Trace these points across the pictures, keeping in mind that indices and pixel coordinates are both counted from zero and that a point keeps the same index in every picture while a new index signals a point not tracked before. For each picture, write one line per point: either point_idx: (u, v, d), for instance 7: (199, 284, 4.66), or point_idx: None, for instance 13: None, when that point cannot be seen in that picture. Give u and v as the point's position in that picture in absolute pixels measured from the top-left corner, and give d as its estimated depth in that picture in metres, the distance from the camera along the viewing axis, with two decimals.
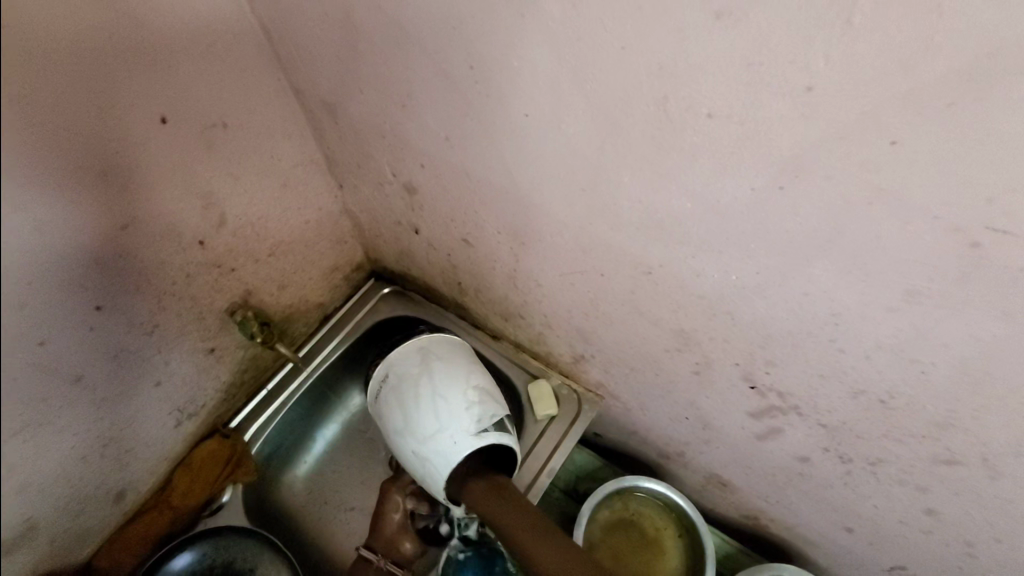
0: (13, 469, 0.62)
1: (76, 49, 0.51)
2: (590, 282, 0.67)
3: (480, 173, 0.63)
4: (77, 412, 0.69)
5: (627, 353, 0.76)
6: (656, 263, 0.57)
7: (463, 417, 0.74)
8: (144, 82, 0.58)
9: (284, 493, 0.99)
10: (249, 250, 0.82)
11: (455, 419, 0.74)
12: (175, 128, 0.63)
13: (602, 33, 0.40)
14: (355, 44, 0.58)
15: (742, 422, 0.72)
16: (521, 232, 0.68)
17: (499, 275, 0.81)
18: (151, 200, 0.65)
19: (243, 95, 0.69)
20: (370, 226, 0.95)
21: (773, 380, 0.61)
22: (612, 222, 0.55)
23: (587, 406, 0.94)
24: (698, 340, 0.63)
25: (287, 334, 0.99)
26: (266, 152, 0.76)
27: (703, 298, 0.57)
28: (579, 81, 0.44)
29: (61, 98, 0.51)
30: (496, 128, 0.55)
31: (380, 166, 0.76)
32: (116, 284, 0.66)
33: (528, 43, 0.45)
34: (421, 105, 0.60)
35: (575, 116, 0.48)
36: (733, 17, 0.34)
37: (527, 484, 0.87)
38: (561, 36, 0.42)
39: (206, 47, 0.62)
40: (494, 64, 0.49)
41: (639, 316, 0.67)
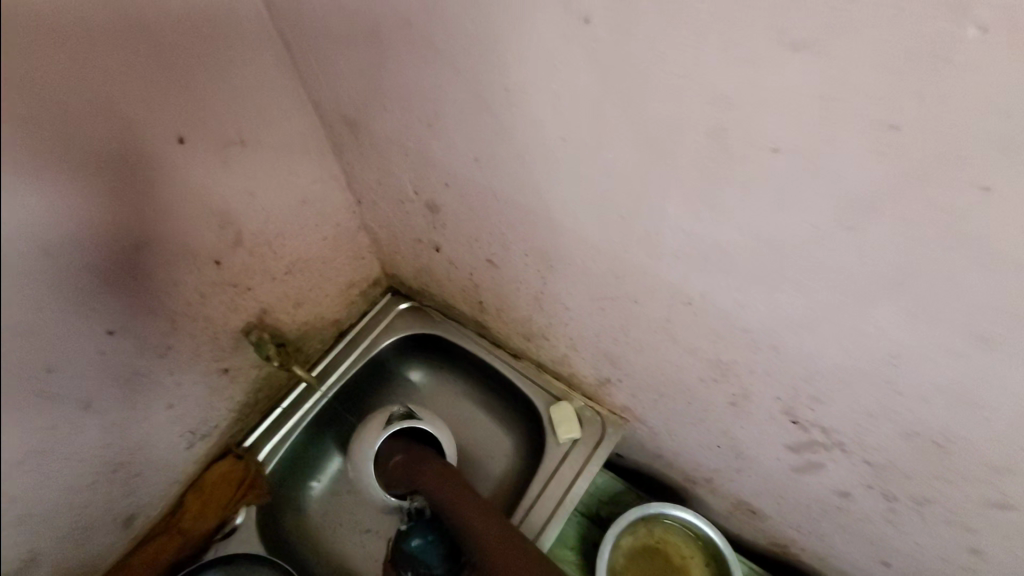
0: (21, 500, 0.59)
1: (89, 65, 0.49)
2: (621, 309, 0.64)
3: (510, 195, 0.60)
4: (86, 438, 0.67)
5: (657, 379, 0.73)
6: (696, 295, 0.54)
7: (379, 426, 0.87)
8: (161, 102, 0.56)
9: (298, 516, 0.96)
10: (265, 269, 0.79)
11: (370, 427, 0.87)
12: (193, 147, 0.61)
13: (657, 60, 0.37)
14: (380, 62, 0.56)
15: (779, 454, 0.69)
16: (550, 256, 0.65)
17: (523, 296, 0.78)
18: (167, 220, 0.62)
19: (261, 112, 0.67)
20: (389, 243, 0.93)
21: (818, 416, 0.58)
22: (651, 251, 0.53)
23: (611, 430, 0.91)
24: (737, 371, 0.60)
25: (303, 352, 0.96)
26: (285, 170, 0.74)
27: (748, 331, 0.54)
28: (625, 109, 0.42)
29: (76, 116, 0.49)
30: (529, 152, 0.52)
31: (402, 184, 0.73)
32: (127, 307, 0.63)
33: (571, 69, 0.42)
34: (449, 127, 0.57)
35: (618, 144, 0.45)
36: (815, 49, 0.31)
37: (556, 503, 0.85)
38: (609, 61, 0.39)
39: (223, 64, 0.60)
40: (531, 89, 0.46)
41: (674, 345, 0.64)
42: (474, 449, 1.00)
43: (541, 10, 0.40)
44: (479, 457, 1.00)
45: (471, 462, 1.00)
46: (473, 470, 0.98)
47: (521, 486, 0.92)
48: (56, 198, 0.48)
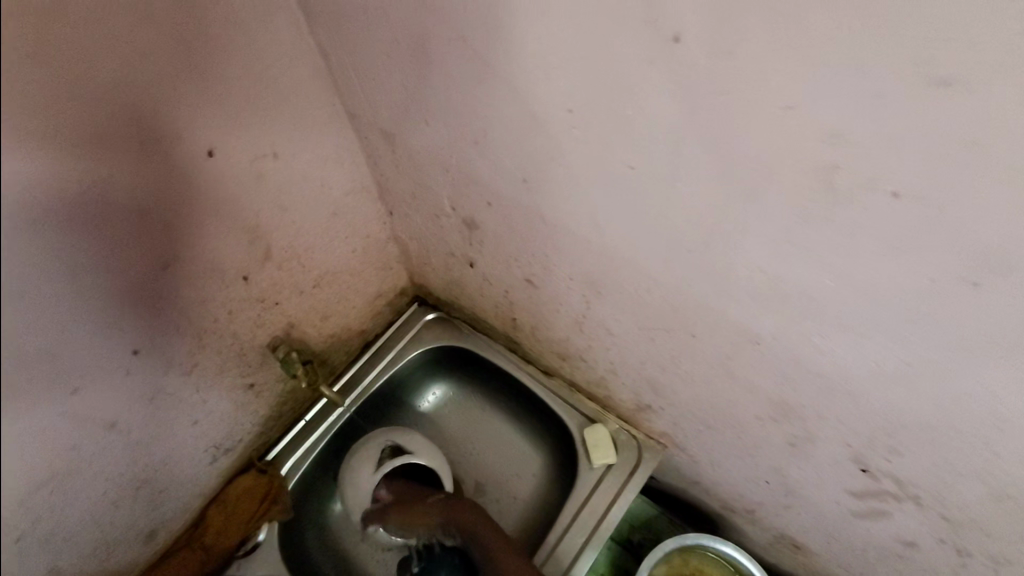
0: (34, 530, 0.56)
1: (119, 78, 0.45)
2: (674, 340, 0.60)
3: (559, 218, 0.56)
4: (110, 459, 0.65)
5: (705, 412, 0.69)
6: (766, 334, 0.49)
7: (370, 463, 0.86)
8: (192, 115, 0.52)
9: (321, 530, 0.93)
10: (293, 282, 0.76)
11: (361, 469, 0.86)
12: (223, 161, 0.58)
13: (760, 89, 0.33)
14: (425, 75, 0.51)
15: (837, 497, 0.65)
16: (598, 281, 0.61)
17: (562, 318, 0.74)
18: (195, 236, 0.59)
19: (294, 122, 0.64)
20: (419, 254, 0.89)
21: (892, 466, 0.53)
22: (719, 288, 0.48)
23: (647, 457, 0.87)
24: (802, 414, 0.56)
25: (328, 364, 0.93)
26: (317, 181, 0.70)
27: (823, 377, 0.49)
28: (712, 139, 0.37)
29: (102, 133, 0.46)
30: (588, 177, 0.48)
31: (439, 198, 0.69)
32: (153, 326, 0.60)
33: (650, 92, 0.37)
34: (498, 145, 0.53)
35: (696, 175, 0.40)
36: (966, 86, 0.26)
37: (589, 531, 0.82)
38: (698, 86, 0.35)
39: (259, 75, 0.57)
40: (599, 112, 0.41)
41: (732, 382, 0.59)
42: (506, 471, 0.97)
43: (621, 27, 0.35)
44: (512, 478, 0.96)
45: (503, 483, 0.96)
46: (503, 492, 0.95)
47: (551, 511, 0.89)
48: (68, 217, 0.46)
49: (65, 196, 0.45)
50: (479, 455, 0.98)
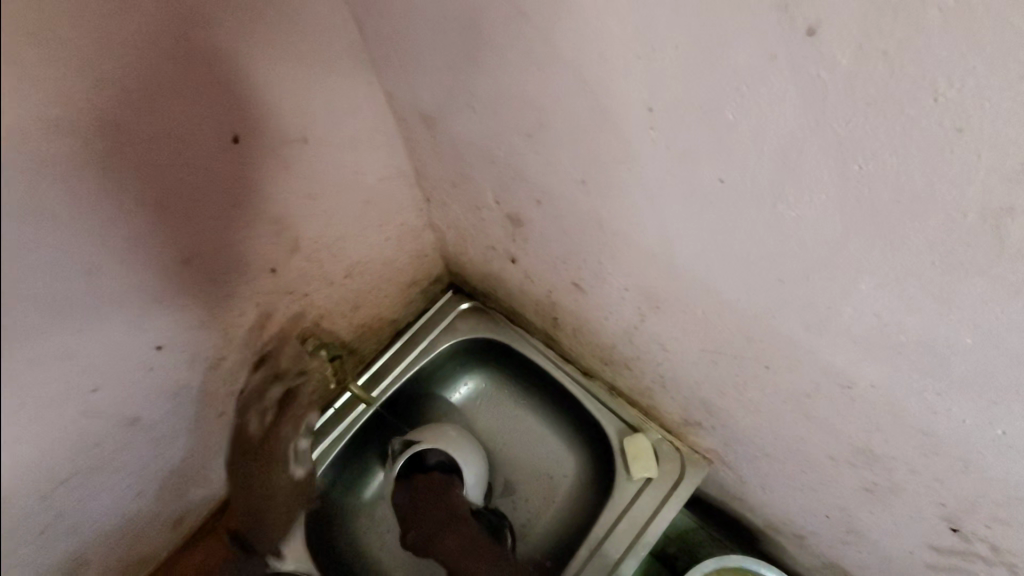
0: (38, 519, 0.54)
1: (132, 57, 0.41)
2: (741, 368, 0.53)
3: (621, 227, 0.48)
4: (135, 451, 0.63)
5: (765, 441, 0.62)
6: (862, 380, 0.42)
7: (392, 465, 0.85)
8: (214, 96, 0.47)
9: (348, 519, 0.91)
10: (323, 273, 0.72)
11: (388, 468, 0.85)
12: (250, 148, 0.53)
13: (921, 101, 0.24)
14: (475, 56, 0.44)
15: (913, 547, 0.58)
16: (658, 296, 0.54)
17: (609, 326, 0.68)
18: (220, 230, 0.55)
19: (328, 103, 0.57)
20: (456, 244, 0.83)
21: (993, 533, 0.46)
22: (811, 325, 0.41)
23: (691, 472, 0.80)
24: (889, 464, 0.48)
25: (357, 353, 0.90)
26: (350, 167, 0.65)
27: (927, 434, 0.42)
28: (840, 159, 0.29)
29: (116, 119, 0.42)
30: (663, 187, 0.40)
31: (481, 190, 0.63)
32: (177, 322, 0.57)
33: (763, 96, 0.29)
34: (555, 141, 0.45)
35: (806, 200, 0.32)
36: None
37: (624, 547, 0.77)
38: (832, 93, 0.27)
39: (289, 52, 0.51)
40: (689, 115, 0.34)
41: (806, 419, 0.52)
42: (538, 470, 0.92)
43: (733, 11, 0.27)
44: (545, 477, 0.92)
45: (534, 483, 0.92)
46: (535, 494, 0.91)
47: (585, 519, 0.84)
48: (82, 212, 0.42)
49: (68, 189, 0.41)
50: (512, 453, 0.94)
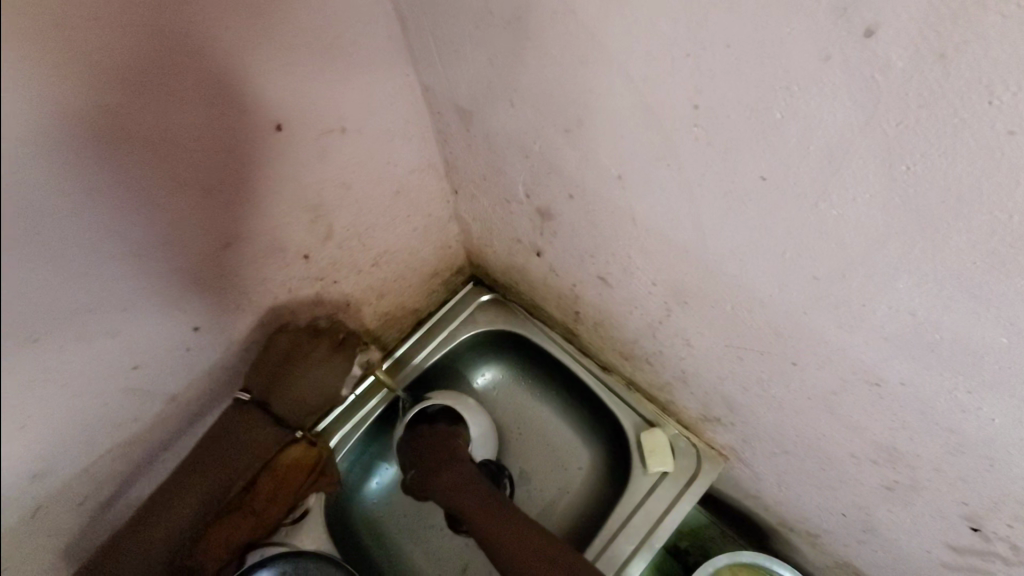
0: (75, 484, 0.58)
1: (179, 43, 0.42)
2: (767, 365, 0.54)
3: (655, 222, 0.49)
4: (168, 427, 0.65)
5: (787, 438, 0.63)
6: (893, 378, 0.42)
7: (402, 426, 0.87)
8: (259, 84, 0.49)
9: (364, 504, 0.93)
10: (352, 261, 0.73)
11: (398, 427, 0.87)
12: (290, 136, 0.54)
13: (976, 104, 0.25)
14: (520, 52, 0.45)
15: (930, 547, 0.58)
16: (687, 292, 0.55)
17: (633, 320, 0.69)
18: (256, 215, 0.57)
19: (366, 95, 0.59)
20: (481, 236, 0.84)
21: (1014, 533, 0.47)
22: (843, 322, 0.41)
23: (707, 468, 0.81)
24: (912, 462, 0.49)
25: (380, 341, 0.91)
26: (383, 157, 0.66)
27: (954, 433, 0.42)
28: (885, 160, 0.30)
29: (165, 104, 0.43)
30: (702, 183, 0.41)
31: (512, 184, 0.64)
32: (213, 304, 0.60)
33: (811, 97, 0.30)
34: (595, 136, 0.46)
35: (847, 199, 0.33)
36: None
37: (638, 539, 0.78)
38: (883, 95, 0.28)
39: (332, 42, 0.52)
40: (734, 113, 0.34)
41: (830, 417, 0.53)
42: (552, 461, 0.94)
43: (788, 14, 0.28)
44: (558, 469, 0.93)
45: (548, 474, 0.93)
46: (548, 485, 0.92)
47: (601, 510, 0.85)
48: (130, 193, 0.45)
49: (113, 170, 0.43)
50: (526, 443, 0.95)
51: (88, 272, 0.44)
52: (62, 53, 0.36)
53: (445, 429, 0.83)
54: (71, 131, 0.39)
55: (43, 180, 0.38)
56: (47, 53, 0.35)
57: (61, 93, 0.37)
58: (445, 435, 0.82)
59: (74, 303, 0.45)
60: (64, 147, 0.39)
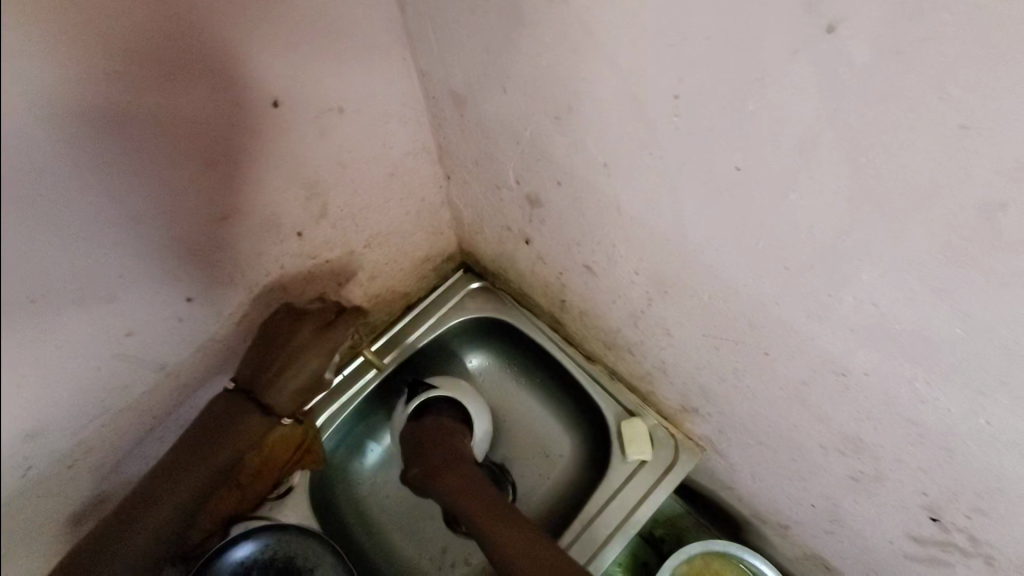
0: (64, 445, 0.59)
1: (177, 17, 0.42)
2: (741, 354, 0.55)
3: (638, 210, 0.51)
4: (158, 396, 0.67)
5: (760, 429, 0.64)
6: (857, 369, 0.44)
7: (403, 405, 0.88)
8: (261, 60, 0.50)
9: (349, 484, 0.94)
10: (345, 241, 0.75)
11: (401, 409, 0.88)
12: (289, 112, 0.55)
13: (930, 98, 0.26)
14: (514, 38, 0.46)
15: (893, 537, 0.60)
16: (668, 281, 0.56)
17: (617, 310, 0.70)
18: (253, 191, 0.58)
19: (363, 76, 0.59)
20: (472, 223, 0.86)
21: (972, 525, 0.48)
22: (812, 312, 0.43)
23: (684, 458, 0.83)
24: (876, 453, 0.51)
25: (369, 323, 0.92)
26: (378, 139, 0.67)
27: (916, 424, 0.44)
28: (849, 152, 0.31)
29: (164, 76, 0.44)
30: (683, 172, 0.43)
31: (504, 170, 0.65)
32: (208, 275, 0.61)
33: (782, 89, 0.32)
34: (583, 124, 0.48)
35: (817, 190, 0.35)
36: None
37: (616, 525, 0.80)
38: (851, 92, 0.29)
39: (331, 21, 0.53)
40: (713, 103, 0.36)
41: (800, 406, 0.54)
42: (532, 450, 0.95)
43: (764, 8, 0.29)
44: (537, 457, 0.95)
45: (528, 462, 0.95)
46: (529, 471, 0.94)
47: (579, 494, 0.87)
48: (128, 164, 0.46)
49: (118, 138, 0.44)
50: (509, 432, 0.97)
51: (85, 237, 0.46)
52: (72, 19, 0.37)
53: (448, 423, 0.84)
54: (70, 95, 0.40)
55: (48, 144, 0.40)
56: (59, 17, 0.37)
57: (67, 58, 0.38)
58: (449, 429, 0.82)
59: (76, 264, 0.47)
60: (71, 111, 0.40)
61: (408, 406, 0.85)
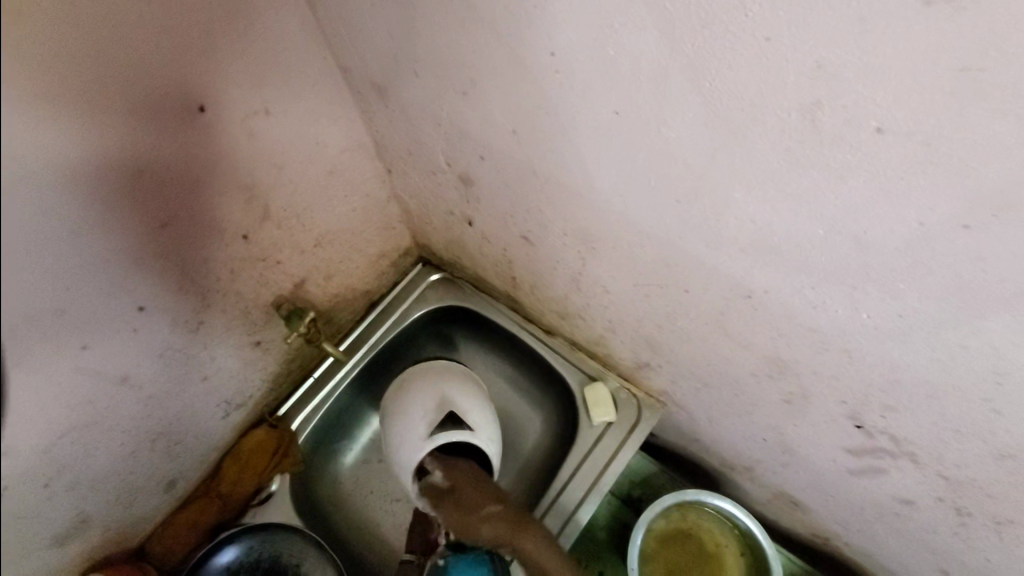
0: (34, 465, 0.61)
1: (95, 40, 0.46)
2: (668, 296, 0.59)
3: (551, 172, 0.54)
4: (126, 410, 0.69)
5: (703, 370, 0.68)
6: (758, 288, 0.48)
7: (419, 428, 0.72)
8: (181, 68, 0.53)
9: (332, 484, 0.97)
10: (294, 242, 0.78)
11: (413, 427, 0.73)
12: (216, 117, 0.58)
13: (737, 17, 0.31)
14: (411, 23, 0.50)
15: (834, 454, 0.64)
16: (593, 237, 0.60)
17: (559, 276, 0.74)
18: (194, 196, 0.61)
19: (284, 77, 0.63)
20: (419, 213, 0.89)
21: (887, 423, 0.52)
22: (709, 240, 0.47)
23: (646, 415, 0.86)
24: (797, 370, 0.54)
25: (333, 323, 0.95)
26: (311, 138, 0.70)
27: (817, 331, 0.47)
28: (694, 79, 0.35)
29: (90, 96, 0.47)
30: (575, 126, 0.46)
31: (434, 155, 0.69)
32: (158, 284, 0.63)
33: (628, 32, 0.36)
34: (486, 95, 0.51)
35: (680, 120, 0.39)
36: (954, 2, 0.24)
37: (589, 486, 0.83)
38: (680, 26, 0.33)
39: (244, 26, 0.56)
40: (581, 54, 0.40)
41: (726, 337, 0.58)
42: (506, 428, 0.98)
43: None
44: (511, 434, 0.98)
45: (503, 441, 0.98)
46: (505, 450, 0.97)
47: (555, 463, 0.90)
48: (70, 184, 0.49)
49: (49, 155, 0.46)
50: None
51: (28, 252, 0.48)
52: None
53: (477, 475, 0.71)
54: None
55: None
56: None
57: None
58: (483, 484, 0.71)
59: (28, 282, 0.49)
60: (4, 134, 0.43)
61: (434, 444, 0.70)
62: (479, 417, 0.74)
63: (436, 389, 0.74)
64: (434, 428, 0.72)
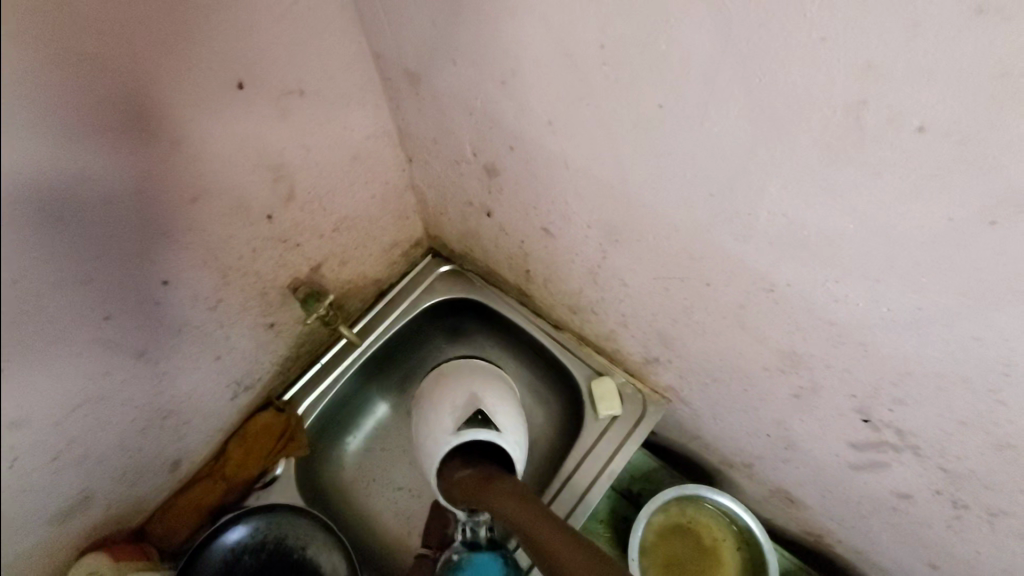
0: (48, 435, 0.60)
1: (79, 57, 0.43)
2: (689, 290, 0.61)
3: (584, 165, 0.56)
4: (141, 386, 0.68)
5: (714, 365, 0.70)
6: (781, 282, 0.50)
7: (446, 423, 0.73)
8: (223, 44, 0.53)
9: (335, 470, 0.97)
10: (314, 226, 0.78)
11: (440, 422, 0.73)
12: (251, 94, 0.59)
13: (795, 17, 0.33)
14: (457, 11, 0.51)
15: (837, 449, 0.66)
16: (618, 230, 0.61)
17: (576, 269, 0.76)
18: (223, 171, 0.61)
19: (320, 59, 0.64)
20: (436, 204, 0.90)
21: (894, 417, 0.55)
22: (737, 233, 0.49)
23: (651, 410, 0.88)
24: (810, 363, 0.57)
25: (343, 310, 0.96)
26: (339, 122, 0.71)
27: (836, 324, 0.50)
28: (743, 75, 0.37)
29: (115, 86, 0.46)
30: (614, 117, 0.48)
31: (460, 144, 0.70)
32: (182, 259, 0.63)
33: (685, 27, 0.38)
34: (526, 85, 0.53)
35: (726, 114, 0.41)
36: (1004, 12, 0.26)
37: (593, 477, 0.84)
38: (736, 25, 0.35)
39: (286, 6, 0.57)
40: (632, 48, 0.42)
41: (742, 331, 0.60)
42: None
43: None
44: None
45: None
46: None
47: (560, 455, 0.92)
48: (33, 232, 0.44)
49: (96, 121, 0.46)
50: None
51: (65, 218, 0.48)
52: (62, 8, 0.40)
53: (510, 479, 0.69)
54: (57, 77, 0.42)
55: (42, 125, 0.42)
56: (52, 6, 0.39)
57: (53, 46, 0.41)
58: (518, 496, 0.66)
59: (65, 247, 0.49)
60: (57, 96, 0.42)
61: (459, 439, 0.70)
62: (507, 419, 0.73)
63: (466, 390, 0.75)
64: (462, 423, 0.72)
